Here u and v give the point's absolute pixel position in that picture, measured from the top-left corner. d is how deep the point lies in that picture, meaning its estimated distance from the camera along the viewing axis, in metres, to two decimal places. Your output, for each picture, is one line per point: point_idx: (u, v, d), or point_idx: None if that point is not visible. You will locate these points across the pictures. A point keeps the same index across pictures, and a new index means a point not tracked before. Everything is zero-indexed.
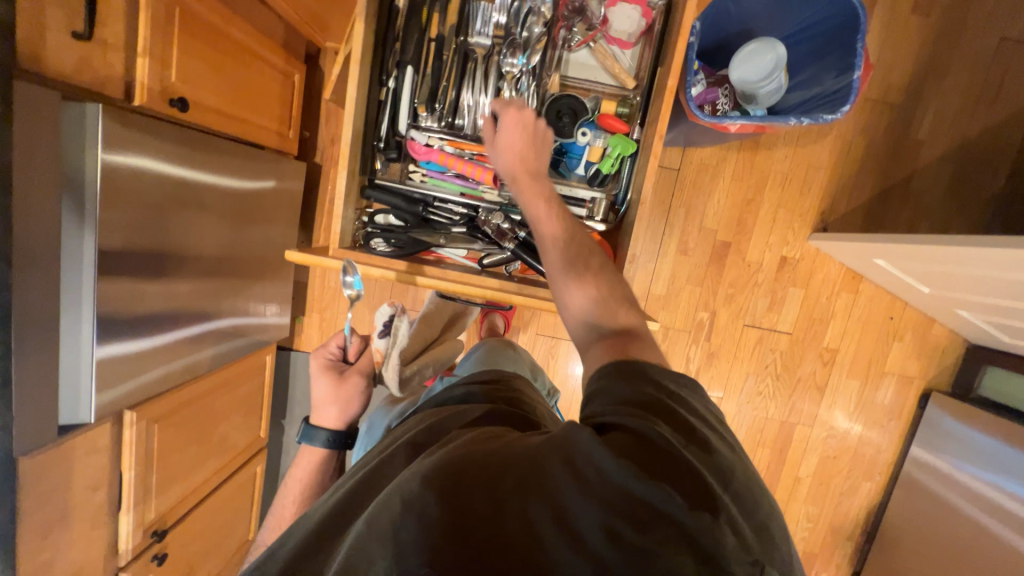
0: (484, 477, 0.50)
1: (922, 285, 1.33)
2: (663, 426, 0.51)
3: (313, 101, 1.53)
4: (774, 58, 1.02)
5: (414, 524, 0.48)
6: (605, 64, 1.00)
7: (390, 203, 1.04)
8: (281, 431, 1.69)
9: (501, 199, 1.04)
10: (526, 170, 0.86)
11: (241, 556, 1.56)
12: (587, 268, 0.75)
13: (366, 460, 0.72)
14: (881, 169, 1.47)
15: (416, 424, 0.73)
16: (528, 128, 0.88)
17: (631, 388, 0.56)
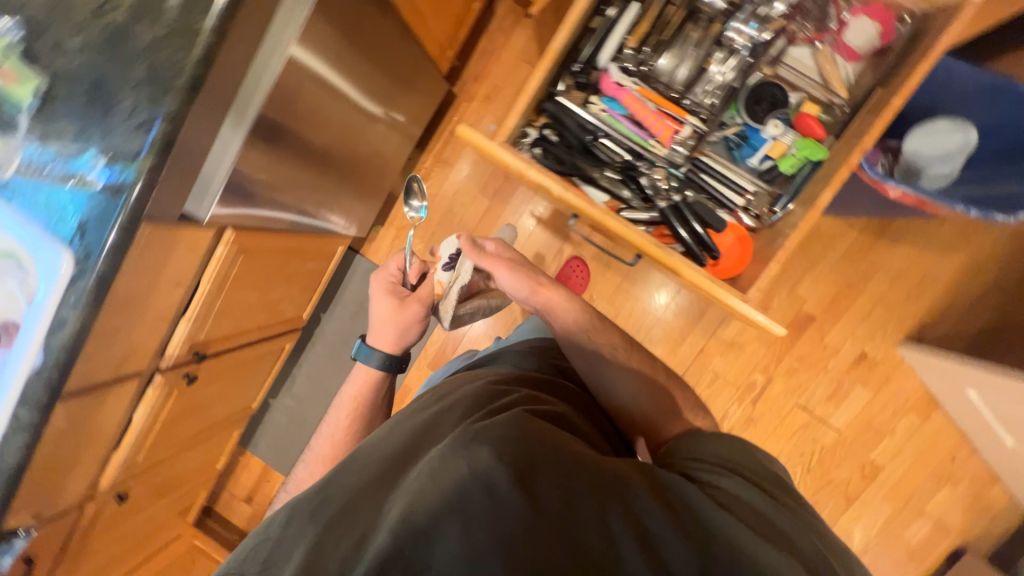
0: (564, 473, 0.59)
1: (1008, 437, 1.24)
2: (761, 496, 0.65)
3: (476, 33, 1.53)
4: (961, 142, 0.95)
5: (486, 497, 0.55)
6: (818, 76, 0.87)
7: (561, 123, 0.93)
8: (317, 324, 1.73)
9: (668, 159, 0.92)
10: (531, 268, 1.04)
11: (238, 421, 1.60)
12: (608, 343, 0.99)
13: (419, 415, 0.80)
14: (1003, 306, 1.38)
15: (469, 390, 0.84)
16: (514, 253, 1.08)
17: (725, 457, 0.73)
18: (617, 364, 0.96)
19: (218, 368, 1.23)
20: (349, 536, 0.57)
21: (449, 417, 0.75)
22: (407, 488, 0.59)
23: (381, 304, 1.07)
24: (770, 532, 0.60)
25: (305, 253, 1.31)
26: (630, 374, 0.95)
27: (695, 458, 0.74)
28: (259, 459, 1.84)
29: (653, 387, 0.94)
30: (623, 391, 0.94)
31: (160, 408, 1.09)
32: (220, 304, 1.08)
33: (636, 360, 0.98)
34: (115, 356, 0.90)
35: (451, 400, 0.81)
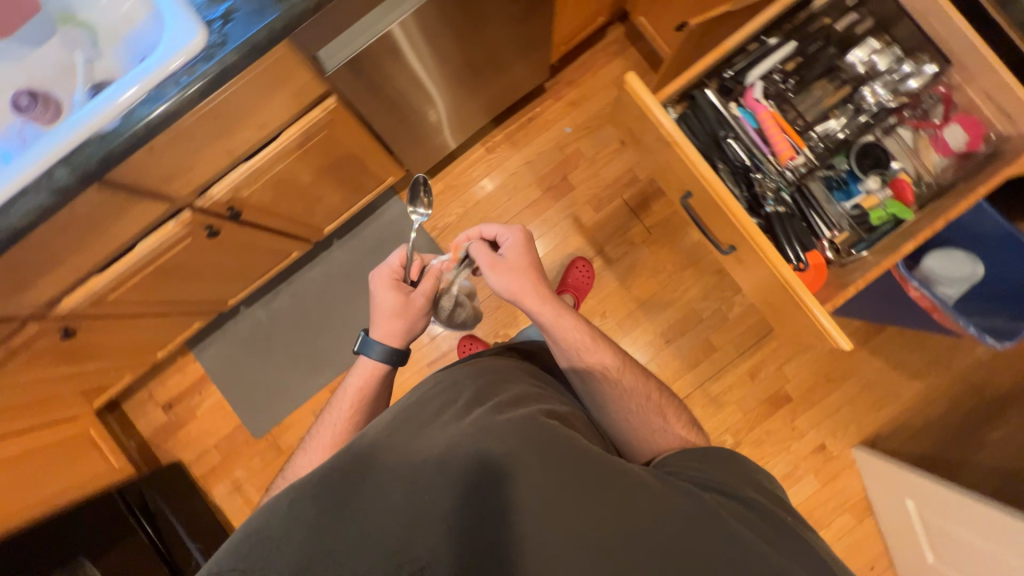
0: (581, 457, 0.59)
1: (928, 553, 1.33)
2: (755, 498, 0.63)
3: (583, 47, 1.65)
4: (968, 273, 1.11)
5: (498, 492, 0.55)
6: (909, 161, 0.86)
7: (698, 114, 0.86)
8: (325, 249, 1.65)
9: (780, 178, 0.84)
10: (538, 276, 0.85)
11: (206, 313, 1.46)
12: (606, 366, 0.80)
13: (414, 392, 0.73)
14: (947, 439, 1.50)
15: (471, 369, 0.77)
16: (526, 248, 0.87)
17: (719, 469, 0.67)
18: (615, 394, 0.79)
19: (232, 238, 1.14)
20: (358, 518, 0.53)
21: (448, 396, 0.69)
22: (416, 472, 0.57)
23: (382, 300, 0.88)
24: (767, 536, 0.58)
25: (367, 164, 1.28)
26: (629, 401, 0.79)
27: (688, 464, 0.68)
28: (201, 367, 1.66)
29: (650, 416, 0.78)
30: (615, 417, 0.79)
31: (166, 249, 0.98)
32: (280, 170, 1.02)
33: (640, 390, 0.81)
34: (172, 167, 0.82)
35: (448, 378, 0.74)
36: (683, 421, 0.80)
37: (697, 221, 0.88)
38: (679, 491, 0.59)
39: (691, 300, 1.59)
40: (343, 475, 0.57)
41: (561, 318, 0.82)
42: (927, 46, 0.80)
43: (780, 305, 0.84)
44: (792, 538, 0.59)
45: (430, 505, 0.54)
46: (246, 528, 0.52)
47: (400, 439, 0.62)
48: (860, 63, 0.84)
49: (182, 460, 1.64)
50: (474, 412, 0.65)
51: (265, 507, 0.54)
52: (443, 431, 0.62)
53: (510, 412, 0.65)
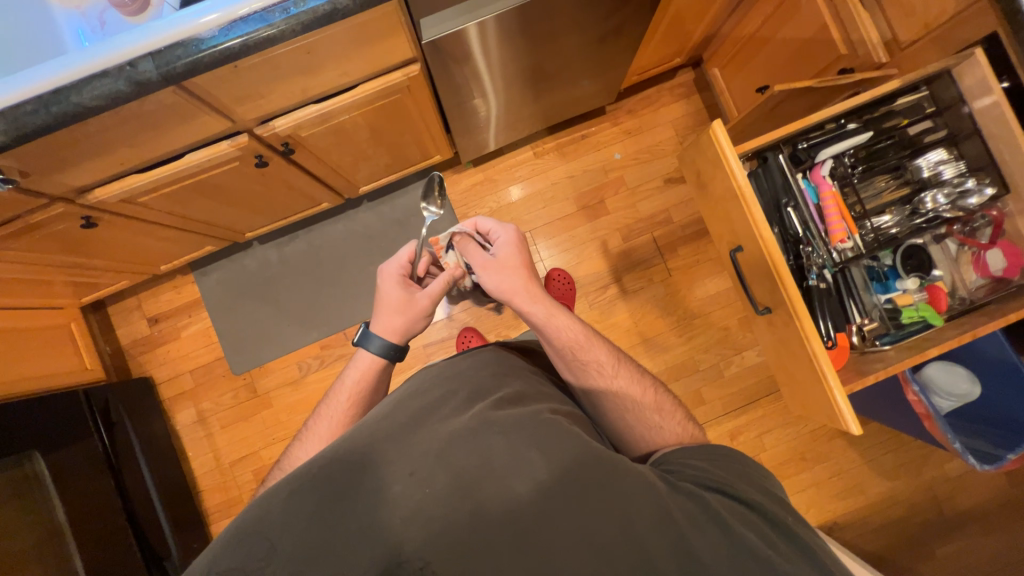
0: (575, 455, 0.58)
1: None
2: (759, 500, 0.58)
3: (651, 82, 1.68)
4: (965, 389, 1.15)
5: (496, 488, 0.56)
6: (949, 271, 0.89)
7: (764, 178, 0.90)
8: (353, 207, 1.64)
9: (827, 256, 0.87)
10: (529, 272, 0.83)
11: (221, 240, 1.43)
12: (599, 363, 0.77)
13: (422, 381, 0.74)
14: (899, 543, 1.53)
15: (477, 362, 0.77)
16: (516, 245, 0.85)
17: (719, 465, 0.62)
18: (607, 392, 0.76)
19: (275, 174, 1.13)
20: (359, 509, 0.55)
21: (450, 389, 0.70)
22: (415, 467, 0.59)
23: (385, 294, 0.84)
24: (774, 542, 0.55)
25: (423, 137, 1.28)
26: (624, 398, 0.75)
27: (684, 460, 0.64)
28: (198, 291, 1.63)
29: (647, 413, 0.74)
30: (609, 414, 0.76)
31: (213, 166, 0.97)
32: (344, 120, 1.02)
33: (636, 386, 0.77)
34: (248, 90, 0.81)
35: (454, 370, 0.75)
36: (681, 417, 0.75)
37: (740, 278, 0.89)
38: (676, 493, 0.57)
39: (692, 348, 1.60)
40: (346, 465, 0.59)
41: (553, 315, 0.79)
42: (992, 168, 0.83)
43: (798, 376, 0.86)
44: (798, 544, 0.55)
45: (428, 498, 0.56)
46: (249, 514, 0.55)
47: (401, 433, 0.63)
48: (927, 168, 0.87)
49: (153, 377, 1.60)
50: (473, 408, 0.66)
51: (274, 495, 0.57)
52: (442, 427, 0.64)
53: (511, 408, 0.65)
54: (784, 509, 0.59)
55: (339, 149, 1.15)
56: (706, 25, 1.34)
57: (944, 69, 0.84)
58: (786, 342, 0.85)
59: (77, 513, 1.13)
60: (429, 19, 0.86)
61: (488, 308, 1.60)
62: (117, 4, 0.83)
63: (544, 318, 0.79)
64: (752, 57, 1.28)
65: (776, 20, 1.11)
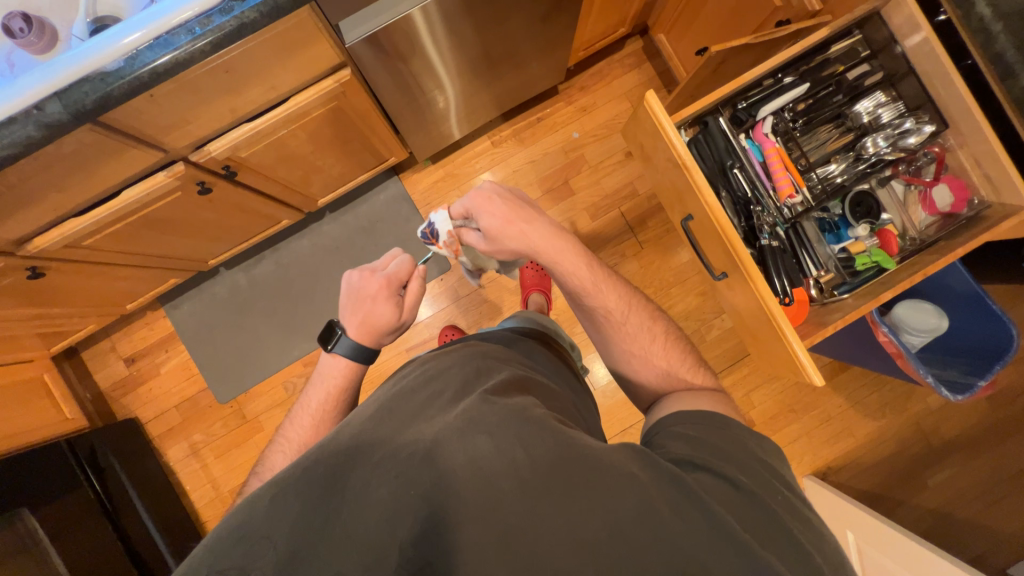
0: (567, 448, 0.49)
1: None
2: (752, 481, 0.51)
3: (601, 55, 1.65)
4: (934, 324, 1.16)
5: (491, 491, 0.47)
6: (898, 215, 0.91)
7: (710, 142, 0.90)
8: (317, 220, 1.61)
9: (777, 213, 0.88)
10: (531, 213, 0.72)
11: (185, 271, 1.41)
12: (617, 313, 0.71)
13: (404, 378, 0.64)
14: (891, 478, 1.57)
15: (457, 356, 0.67)
16: (513, 199, 0.73)
17: (715, 439, 0.55)
18: (618, 338, 0.72)
19: (223, 198, 1.10)
20: (340, 516, 0.46)
21: (434, 385, 0.61)
22: (399, 470, 0.49)
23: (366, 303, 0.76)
24: (770, 540, 0.46)
25: (371, 141, 1.26)
26: (631, 347, 0.71)
27: (682, 433, 0.57)
28: (171, 325, 1.61)
29: (655, 363, 0.70)
30: (620, 363, 0.73)
31: (154, 199, 0.95)
32: (283, 135, 1.00)
33: (646, 341, 0.71)
34: (172, 118, 0.79)
35: (438, 365, 0.65)
36: (691, 362, 0.71)
37: (693, 244, 0.91)
38: (665, 481, 0.48)
39: (673, 317, 1.61)
40: (325, 466, 0.50)
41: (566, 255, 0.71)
42: (930, 105, 0.84)
43: (763, 337, 0.88)
44: (790, 535, 0.47)
45: (415, 502, 0.47)
46: (223, 527, 0.46)
47: (382, 434, 0.54)
48: (866, 113, 0.89)
49: (139, 417, 1.58)
50: (461, 404, 0.56)
51: (241, 505, 0.48)
52: (426, 426, 0.54)
53: (500, 401, 0.55)
54: (782, 488, 0.52)
55: (285, 164, 1.13)
56: None
57: (874, 10, 0.83)
58: (747, 303, 0.85)
59: (77, 562, 1.12)
60: (350, 21, 0.83)
61: (465, 304, 1.60)
62: (19, 44, 0.78)
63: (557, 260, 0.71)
64: (693, 19, 1.26)
65: None
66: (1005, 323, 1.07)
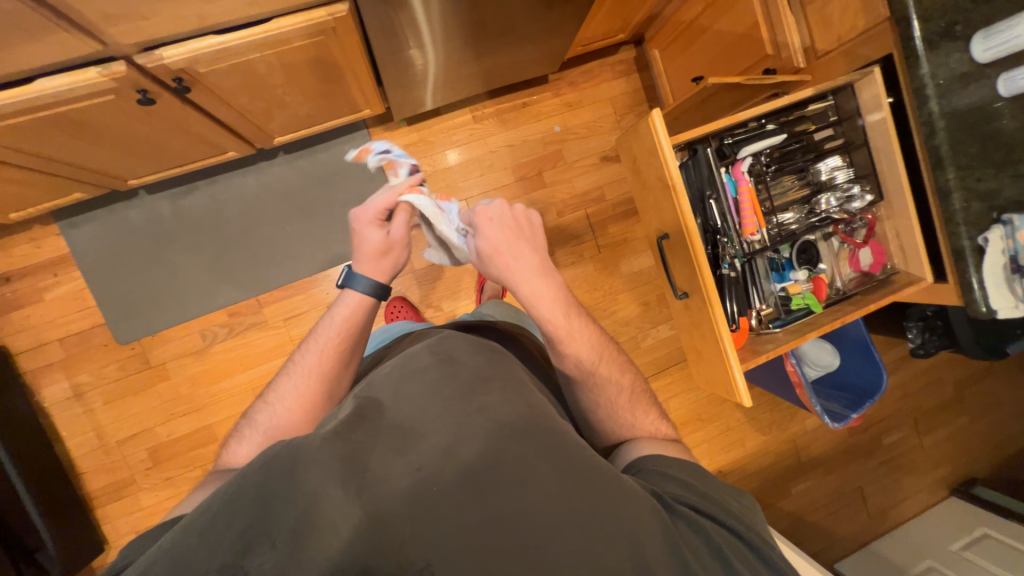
0: (586, 465, 0.49)
1: None
2: (749, 529, 0.51)
3: (595, 55, 1.66)
4: (828, 362, 1.40)
5: (511, 492, 0.46)
6: (832, 266, 1.04)
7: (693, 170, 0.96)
8: (267, 159, 1.45)
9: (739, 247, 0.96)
10: (527, 248, 0.71)
11: (96, 187, 1.20)
12: (593, 350, 0.71)
13: (409, 359, 0.61)
14: (768, 485, 1.80)
15: (470, 344, 0.64)
16: (514, 228, 0.72)
17: (712, 488, 0.55)
18: (583, 385, 0.72)
19: (165, 114, 0.95)
20: (358, 499, 0.44)
21: (450, 369, 0.58)
22: (418, 459, 0.48)
23: (365, 233, 0.74)
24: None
25: (350, 88, 1.16)
26: (597, 392, 0.71)
27: (675, 476, 0.56)
28: (66, 246, 1.37)
29: (618, 410, 0.71)
30: (582, 405, 0.73)
31: (79, 98, 0.79)
32: (254, 59, 0.88)
33: (613, 384, 0.72)
34: (125, 9, 0.66)
35: (447, 348, 0.62)
36: (654, 413, 0.73)
37: (663, 261, 0.97)
38: (678, 521, 0.49)
39: (616, 321, 1.69)
40: (341, 444, 0.48)
41: (547, 291, 0.70)
42: (877, 178, 0.97)
43: (706, 355, 0.97)
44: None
45: (429, 492, 0.45)
46: (228, 494, 0.44)
47: (398, 414, 0.53)
48: (825, 172, 1.00)
49: (7, 347, 1.34)
50: (480, 394, 0.54)
51: (244, 473, 0.45)
52: (443, 413, 0.52)
53: (522, 400, 0.54)
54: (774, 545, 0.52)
55: (248, 92, 1.00)
56: (650, 4, 1.34)
57: (849, 83, 0.95)
58: (701, 322, 0.93)
59: None
60: None
61: (418, 277, 1.54)
62: None
63: (538, 293, 0.70)
64: (689, 44, 1.31)
65: (715, 9, 1.15)
66: (877, 372, 1.30)
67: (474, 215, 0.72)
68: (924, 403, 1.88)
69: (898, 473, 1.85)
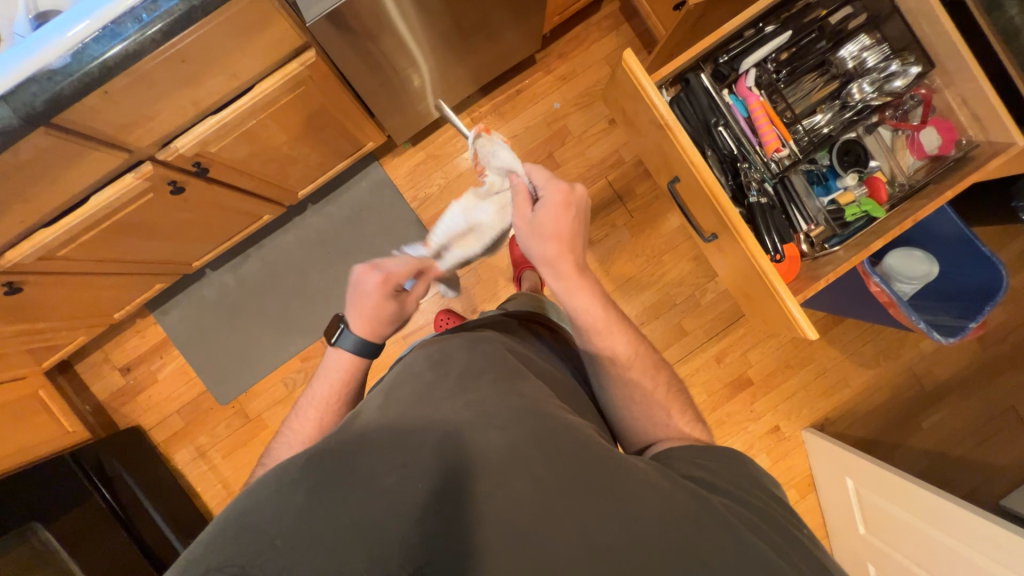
0: (580, 449, 0.50)
1: (860, 527, 1.38)
2: (757, 502, 0.52)
3: (579, 19, 1.59)
4: (926, 270, 1.17)
5: (505, 482, 0.47)
6: (888, 160, 0.92)
7: (692, 102, 0.91)
8: (299, 214, 1.58)
9: (766, 167, 0.89)
10: (570, 244, 0.75)
11: (170, 274, 1.38)
12: (620, 349, 0.73)
13: (407, 364, 0.64)
14: (887, 422, 1.59)
15: (464, 343, 0.66)
16: (575, 215, 0.76)
17: (725, 468, 0.57)
18: (617, 380, 0.73)
19: (199, 197, 1.07)
20: (349, 506, 0.45)
21: (441, 369, 0.60)
22: (410, 457, 0.49)
23: (371, 303, 0.75)
24: (783, 550, 0.47)
25: (347, 126, 1.22)
26: (633, 391, 0.71)
27: (698, 461, 0.58)
28: (162, 331, 1.59)
29: (654, 409, 0.70)
30: (612, 403, 0.73)
31: (126, 202, 0.92)
32: (252, 126, 0.96)
33: (648, 380, 0.72)
34: (132, 114, 0.76)
35: (442, 350, 0.65)
36: (689, 416, 0.70)
37: (681, 206, 0.93)
38: (683, 494, 0.49)
39: (666, 283, 1.60)
40: (332, 455, 0.49)
41: (586, 288, 0.74)
42: (914, 47, 0.85)
43: (756, 295, 0.89)
44: (799, 552, 0.48)
45: (421, 488, 0.47)
46: (228, 514, 0.45)
47: (391, 416, 0.54)
48: (850, 59, 0.89)
49: (140, 424, 1.58)
50: (471, 390, 0.56)
51: (245, 493, 0.47)
52: (435, 412, 0.54)
53: (512, 392, 0.56)
54: (788, 516, 0.53)
55: (259, 157, 1.09)
56: None
57: None
58: (738, 257, 0.85)
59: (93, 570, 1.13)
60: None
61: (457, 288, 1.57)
62: None
63: (580, 288, 0.74)
64: None
65: None
66: (992, 264, 1.08)
67: (555, 186, 0.76)
68: None
69: None
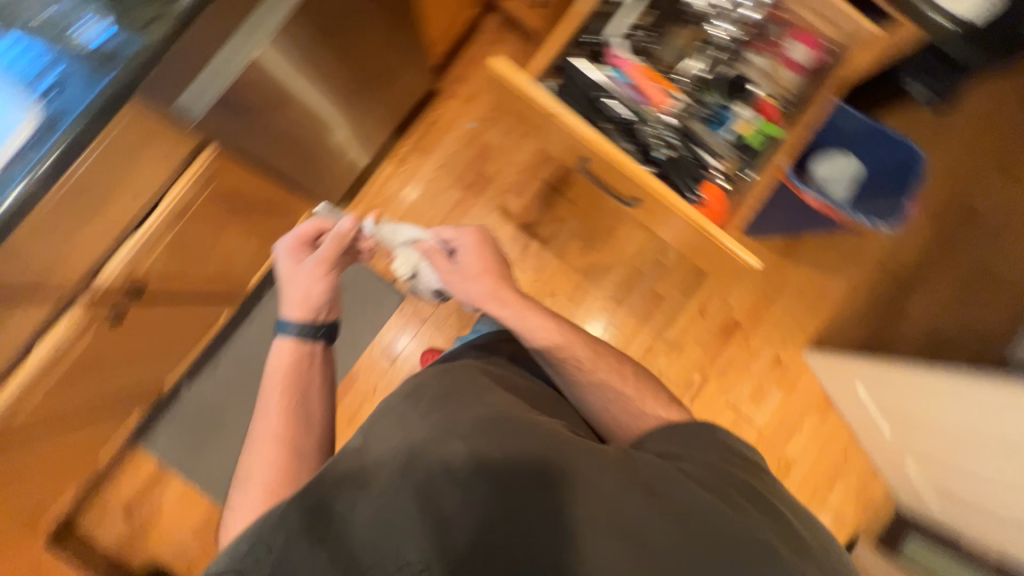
0: (557, 452, 0.58)
1: (886, 428, 1.39)
2: (710, 466, 0.64)
3: (465, 42, 1.65)
4: (849, 168, 1.23)
5: (495, 496, 0.54)
6: (768, 81, 0.96)
7: (573, 83, 0.92)
8: (257, 303, 1.57)
9: (662, 122, 0.93)
10: (496, 275, 0.82)
11: (141, 403, 1.35)
12: (577, 357, 0.78)
13: (386, 406, 0.68)
14: (876, 320, 1.62)
15: (436, 375, 0.72)
16: (493, 257, 0.85)
17: (683, 444, 0.68)
18: (584, 385, 0.78)
19: (145, 318, 1.06)
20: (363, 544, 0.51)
21: (420, 402, 0.65)
22: (407, 488, 0.55)
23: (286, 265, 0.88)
24: (729, 501, 0.59)
25: (273, 206, 1.23)
26: (602, 391, 0.78)
27: (661, 440, 0.69)
28: (153, 462, 1.54)
29: (626, 402, 0.77)
30: (586, 406, 0.79)
31: (72, 348, 0.91)
32: (175, 236, 0.97)
33: (611, 379, 0.79)
34: (49, 257, 0.77)
35: (416, 385, 0.70)
36: (658, 403, 0.78)
37: (598, 182, 0.96)
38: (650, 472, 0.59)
39: (628, 257, 1.63)
40: (336, 506, 0.54)
41: (533, 311, 0.80)
42: None
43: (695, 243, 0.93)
44: (741, 503, 0.60)
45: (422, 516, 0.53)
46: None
47: (381, 454, 0.59)
48: (701, 6, 0.97)
49: (158, 562, 1.51)
50: (451, 415, 0.62)
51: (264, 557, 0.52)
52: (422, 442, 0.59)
53: (489, 412, 0.63)
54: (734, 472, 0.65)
55: (193, 262, 1.09)
56: None
57: None
58: (663, 212, 0.88)
59: None
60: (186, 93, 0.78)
61: (433, 324, 1.57)
62: None
63: (527, 313, 0.79)
64: None
65: None
66: (905, 145, 1.14)
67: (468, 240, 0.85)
68: (997, 144, 1.63)
69: (1012, 228, 1.61)
